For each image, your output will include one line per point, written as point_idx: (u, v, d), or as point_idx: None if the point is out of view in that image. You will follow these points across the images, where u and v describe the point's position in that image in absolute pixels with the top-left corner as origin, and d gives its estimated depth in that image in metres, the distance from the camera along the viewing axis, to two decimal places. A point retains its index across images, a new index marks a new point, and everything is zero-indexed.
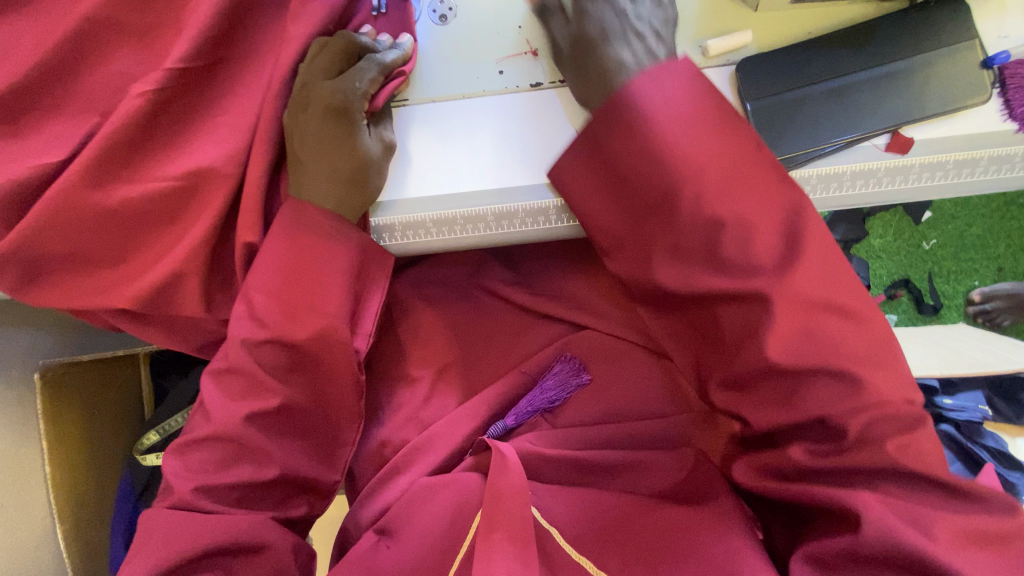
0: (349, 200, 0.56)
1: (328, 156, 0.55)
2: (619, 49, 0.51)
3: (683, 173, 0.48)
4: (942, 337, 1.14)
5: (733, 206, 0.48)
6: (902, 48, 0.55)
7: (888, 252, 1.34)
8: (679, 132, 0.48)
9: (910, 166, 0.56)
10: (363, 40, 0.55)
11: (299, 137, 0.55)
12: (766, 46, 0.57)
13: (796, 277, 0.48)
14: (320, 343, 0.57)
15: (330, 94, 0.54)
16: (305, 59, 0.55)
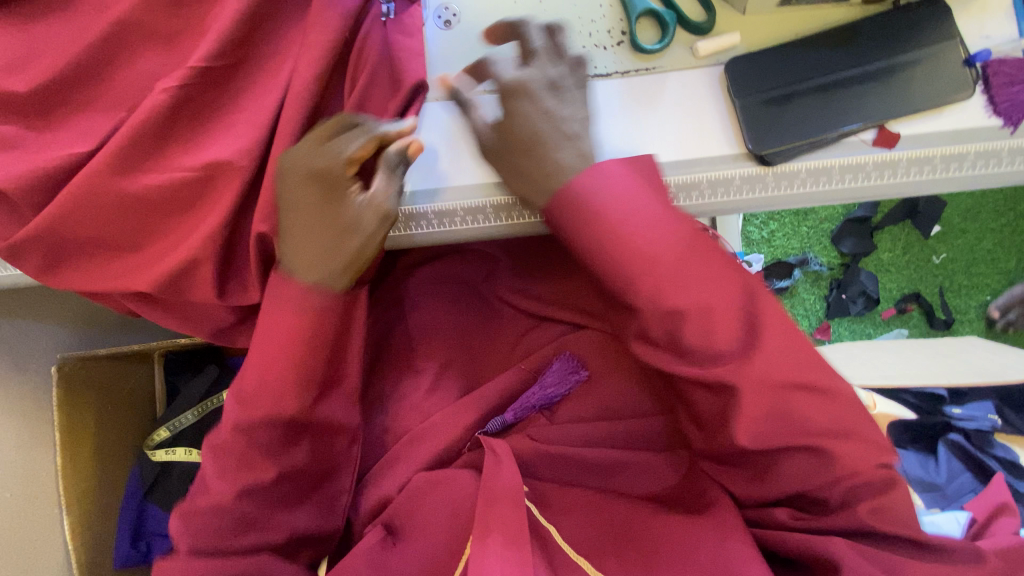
0: (336, 268, 0.54)
1: (319, 227, 0.53)
2: (555, 151, 0.52)
3: (639, 267, 0.49)
4: (955, 346, 1.11)
5: (689, 293, 0.49)
6: (885, 48, 0.57)
7: (898, 265, 1.34)
8: (629, 227, 0.50)
9: (897, 161, 0.58)
10: (358, 117, 0.53)
11: (293, 215, 0.53)
12: (754, 46, 0.60)
13: (757, 361, 0.49)
14: (334, 421, 0.61)
15: (316, 163, 0.51)
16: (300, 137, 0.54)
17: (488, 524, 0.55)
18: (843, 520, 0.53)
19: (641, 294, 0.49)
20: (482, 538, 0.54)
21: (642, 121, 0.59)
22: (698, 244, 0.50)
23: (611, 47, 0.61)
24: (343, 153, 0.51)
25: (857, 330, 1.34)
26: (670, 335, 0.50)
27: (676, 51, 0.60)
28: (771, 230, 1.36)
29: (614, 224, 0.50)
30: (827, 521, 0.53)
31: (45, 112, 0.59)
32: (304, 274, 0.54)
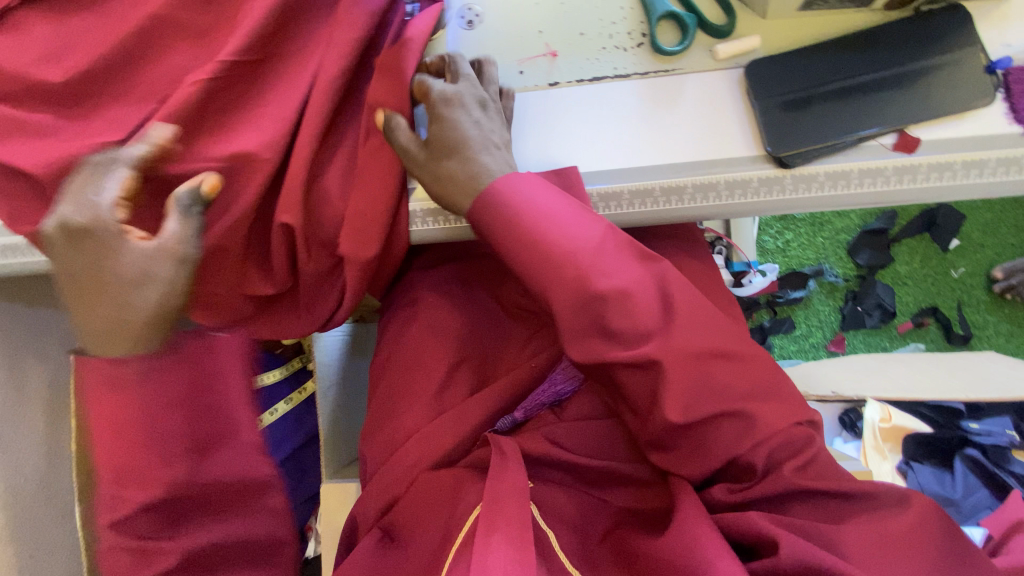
0: (134, 331, 0.51)
1: (100, 291, 0.51)
2: (480, 156, 0.56)
3: (562, 262, 0.52)
4: (975, 362, 1.08)
5: (606, 283, 0.52)
6: (905, 54, 0.57)
7: (915, 278, 1.32)
8: (545, 225, 0.53)
9: (918, 166, 0.58)
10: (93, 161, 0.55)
11: (66, 269, 0.52)
12: (774, 50, 0.60)
13: (677, 333, 0.53)
14: (229, 476, 0.56)
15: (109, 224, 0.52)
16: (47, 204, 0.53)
17: (494, 521, 0.53)
18: (778, 487, 0.52)
19: (561, 291, 0.52)
20: (487, 537, 0.52)
21: (659, 122, 0.60)
22: (612, 235, 0.54)
23: (630, 48, 0.62)
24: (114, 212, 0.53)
25: (873, 343, 1.31)
26: (595, 327, 0.52)
27: (696, 54, 0.61)
28: (786, 240, 1.36)
29: (530, 225, 0.53)
30: (758, 490, 0.53)
31: (78, 102, 0.60)
32: (100, 347, 0.51)
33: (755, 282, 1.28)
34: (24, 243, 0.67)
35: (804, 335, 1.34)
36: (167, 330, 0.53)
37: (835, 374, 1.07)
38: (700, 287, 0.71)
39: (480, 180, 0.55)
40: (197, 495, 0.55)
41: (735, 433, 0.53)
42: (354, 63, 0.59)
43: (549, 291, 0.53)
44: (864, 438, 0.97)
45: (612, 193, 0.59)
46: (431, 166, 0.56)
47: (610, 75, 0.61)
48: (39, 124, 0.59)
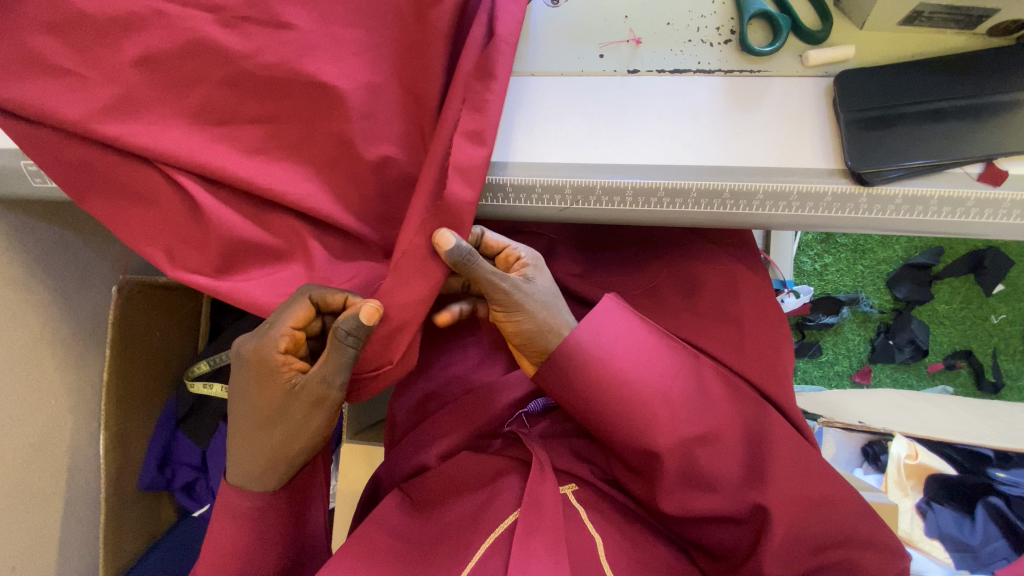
0: (270, 446, 0.54)
1: (248, 444, 0.54)
2: (561, 314, 0.58)
3: (643, 405, 0.57)
4: (1001, 412, 1.07)
5: (693, 425, 0.58)
6: (1006, 83, 0.55)
7: (953, 319, 1.29)
8: (635, 373, 0.57)
9: (1001, 200, 0.56)
10: (252, 349, 0.51)
11: (267, 434, 0.53)
12: (867, 62, 0.59)
13: (747, 492, 0.58)
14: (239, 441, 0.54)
15: (252, 349, 0.51)
16: (240, 360, 0.52)
17: (533, 527, 0.54)
18: None
19: (657, 439, 0.56)
20: (530, 540, 0.53)
21: (738, 123, 0.58)
22: (683, 371, 0.59)
23: (717, 44, 0.61)
24: (279, 363, 0.51)
25: (900, 379, 1.29)
26: (684, 468, 0.58)
27: (784, 59, 0.60)
28: (825, 263, 1.33)
29: (622, 371, 0.57)
30: None
31: (103, 25, 0.55)
32: (260, 463, 0.55)
33: (787, 303, 1.23)
34: (28, 164, 0.64)
35: (830, 362, 1.31)
36: (287, 461, 0.55)
37: (865, 410, 1.05)
38: (748, 298, 0.70)
39: (557, 330, 0.57)
40: (269, 474, 0.55)
41: (789, 475, 0.58)
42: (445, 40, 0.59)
43: (648, 438, 0.57)
44: (886, 472, 0.96)
45: (680, 190, 0.58)
46: (508, 298, 0.55)
47: (693, 69, 0.60)
48: (75, 39, 0.55)
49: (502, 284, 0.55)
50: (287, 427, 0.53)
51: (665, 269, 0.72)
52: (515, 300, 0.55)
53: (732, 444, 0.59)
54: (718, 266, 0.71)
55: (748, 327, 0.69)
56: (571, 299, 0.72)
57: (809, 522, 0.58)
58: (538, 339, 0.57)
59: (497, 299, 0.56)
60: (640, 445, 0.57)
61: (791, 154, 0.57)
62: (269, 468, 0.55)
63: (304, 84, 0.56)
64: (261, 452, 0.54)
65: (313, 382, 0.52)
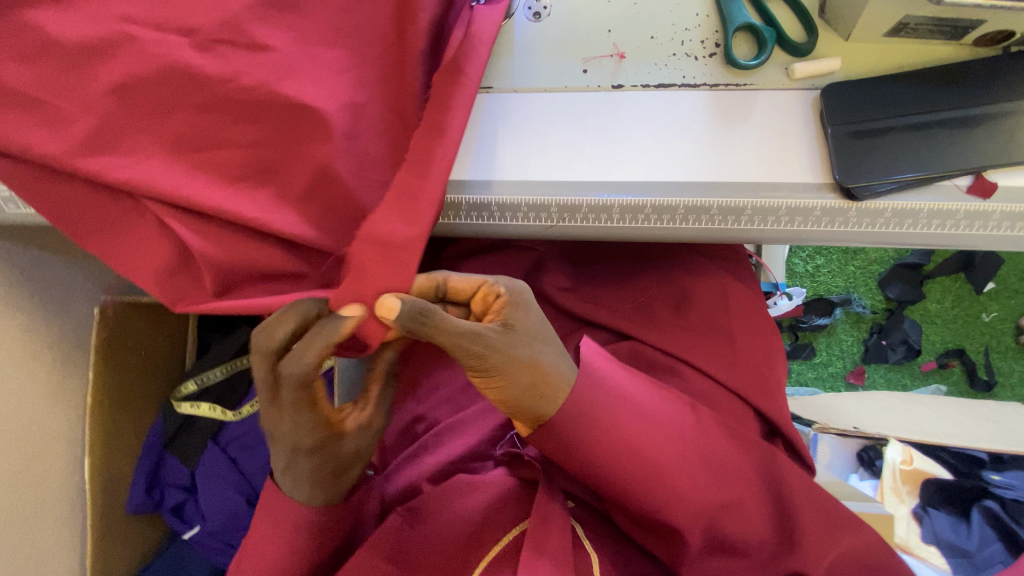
0: (339, 486, 0.53)
1: (322, 491, 0.52)
2: (551, 366, 0.53)
3: (659, 473, 0.55)
4: (993, 412, 1.07)
5: (715, 494, 0.56)
6: (992, 94, 0.54)
7: (944, 318, 1.29)
8: (647, 439, 0.55)
9: (990, 213, 0.55)
10: (299, 416, 0.48)
11: (340, 476, 0.52)
12: (853, 74, 0.58)
13: (790, 559, 0.57)
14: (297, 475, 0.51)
15: (300, 421, 0.48)
16: (284, 428, 0.49)
17: (538, 546, 0.54)
18: None
19: (675, 510, 0.55)
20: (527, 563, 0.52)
21: (724, 138, 0.57)
22: (692, 431, 0.58)
23: (702, 58, 0.60)
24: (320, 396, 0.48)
25: (893, 380, 1.28)
26: (706, 535, 0.57)
27: (770, 72, 0.59)
28: (816, 265, 1.33)
29: (633, 437, 0.55)
30: None
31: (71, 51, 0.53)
32: (334, 500, 0.54)
33: (780, 305, 1.23)
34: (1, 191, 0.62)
35: (824, 364, 1.31)
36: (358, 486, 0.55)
37: (858, 411, 1.06)
38: (739, 311, 0.70)
39: (547, 379, 0.52)
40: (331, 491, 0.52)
41: (816, 527, 0.57)
42: (426, 58, 0.58)
43: (664, 507, 0.55)
44: (882, 478, 0.97)
45: (667, 207, 0.57)
46: (488, 360, 0.50)
47: (678, 83, 0.59)
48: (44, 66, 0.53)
49: (476, 347, 0.49)
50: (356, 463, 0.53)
51: (655, 281, 0.71)
52: (481, 357, 0.50)
53: (762, 501, 0.59)
54: (708, 279, 0.71)
55: (739, 340, 0.68)
56: (561, 314, 0.71)
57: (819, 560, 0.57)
58: (524, 399, 0.52)
59: (472, 363, 0.50)
60: (657, 515, 0.56)
61: (779, 169, 0.56)
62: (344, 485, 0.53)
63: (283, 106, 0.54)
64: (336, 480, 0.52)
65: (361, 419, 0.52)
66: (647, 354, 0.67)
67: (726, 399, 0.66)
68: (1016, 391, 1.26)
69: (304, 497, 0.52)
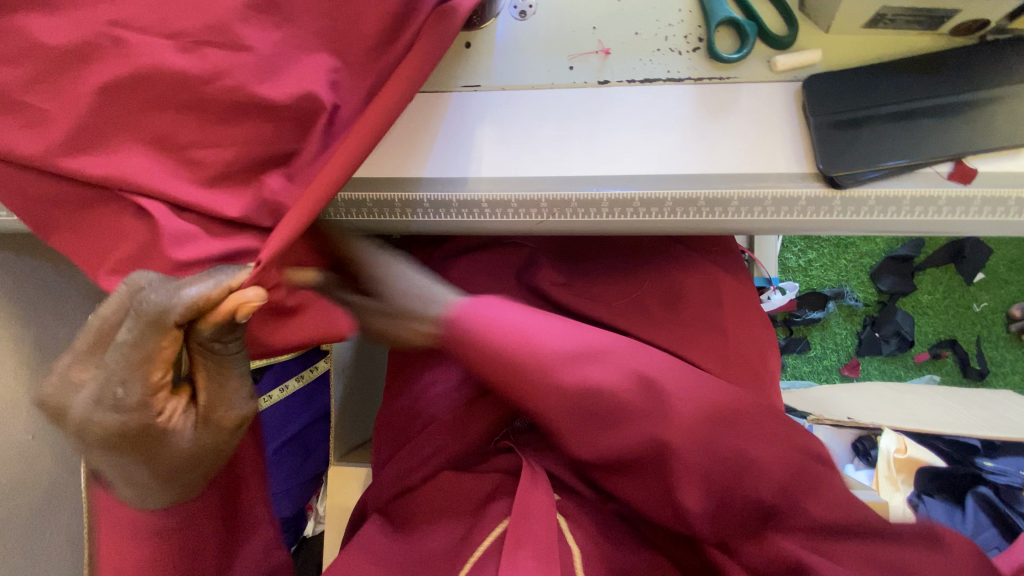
0: (174, 472, 0.52)
1: (154, 474, 0.51)
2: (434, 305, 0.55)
3: (478, 354, 0.51)
4: (984, 400, 1.08)
5: (597, 372, 0.51)
6: (969, 81, 0.55)
7: (936, 309, 1.30)
8: (525, 325, 0.52)
9: (972, 198, 0.56)
10: (116, 385, 0.47)
11: (168, 459, 0.51)
12: (835, 65, 0.59)
13: (668, 426, 0.50)
14: (128, 462, 0.50)
15: (114, 388, 0.48)
16: (104, 398, 0.48)
17: (521, 539, 0.53)
18: None
19: (542, 390, 0.50)
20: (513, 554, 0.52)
21: (709, 131, 0.58)
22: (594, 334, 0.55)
23: (685, 53, 0.61)
24: (153, 371, 0.49)
25: (888, 371, 1.29)
26: (591, 416, 0.50)
27: (752, 65, 0.60)
28: (808, 259, 1.34)
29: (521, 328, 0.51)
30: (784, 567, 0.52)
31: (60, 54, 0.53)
32: (169, 491, 0.52)
33: (773, 299, 1.24)
34: None
35: (818, 357, 1.32)
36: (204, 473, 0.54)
37: (852, 402, 1.07)
38: (729, 303, 0.71)
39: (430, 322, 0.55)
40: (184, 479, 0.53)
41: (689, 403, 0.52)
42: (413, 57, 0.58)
43: (529, 395, 0.50)
44: (877, 468, 0.96)
45: (655, 199, 0.58)
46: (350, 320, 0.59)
47: (663, 78, 0.60)
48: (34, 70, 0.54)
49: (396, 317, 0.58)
50: (197, 445, 0.52)
51: (646, 275, 0.72)
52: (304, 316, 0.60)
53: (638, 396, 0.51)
54: (698, 272, 0.72)
55: (729, 332, 0.69)
56: (552, 308, 0.70)
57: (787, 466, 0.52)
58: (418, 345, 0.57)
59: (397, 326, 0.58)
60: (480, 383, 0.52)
61: (763, 158, 0.57)
62: (188, 484, 0.54)
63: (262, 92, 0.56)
64: (168, 474, 0.52)
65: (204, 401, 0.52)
66: None
67: None
68: (1009, 380, 1.27)
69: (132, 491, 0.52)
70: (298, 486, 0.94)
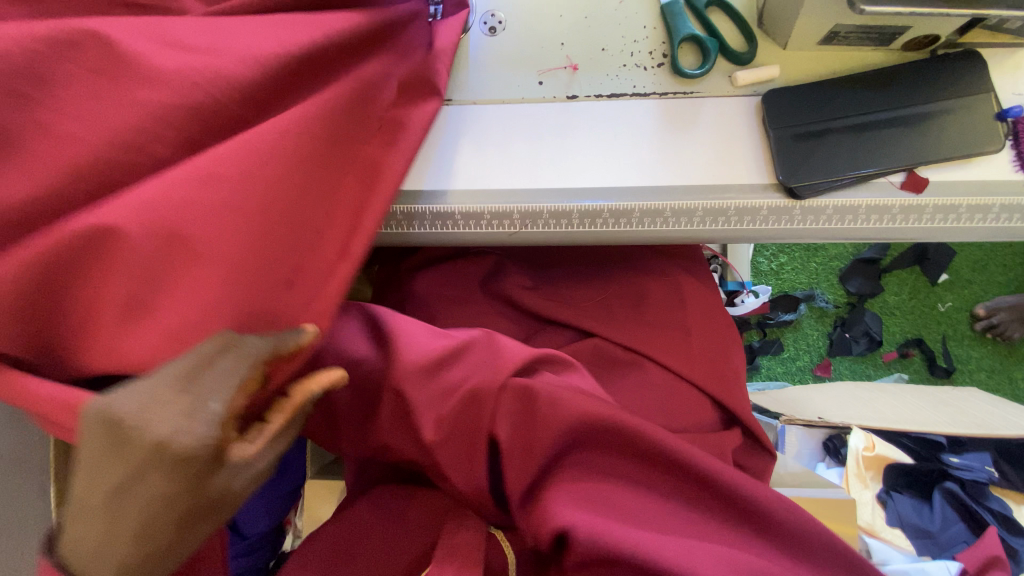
0: (167, 550, 0.37)
1: (143, 543, 0.36)
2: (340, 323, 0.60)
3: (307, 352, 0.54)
4: (948, 397, 1.12)
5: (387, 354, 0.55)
6: (920, 95, 0.58)
7: (903, 309, 1.34)
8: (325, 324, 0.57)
9: (924, 206, 0.58)
10: (199, 426, 0.33)
11: (180, 534, 0.37)
12: (793, 80, 0.61)
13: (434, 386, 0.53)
14: (136, 517, 0.35)
15: (181, 424, 0.33)
16: (160, 433, 0.33)
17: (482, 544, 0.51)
18: None
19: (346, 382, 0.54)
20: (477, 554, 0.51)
21: (676, 143, 0.60)
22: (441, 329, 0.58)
23: (651, 68, 0.63)
24: (241, 404, 0.36)
25: (858, 371, 1.32)
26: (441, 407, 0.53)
27: (715, 80, 0.62)
28: (780, 263, 1.38)
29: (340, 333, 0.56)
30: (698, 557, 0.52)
31: None
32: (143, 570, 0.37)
33: (746, 303, 1.26)
34: None
35: (791, 358, 1.35)
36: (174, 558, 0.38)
37: (823, 402, 1.10)
38: (699, 309, 0.73)
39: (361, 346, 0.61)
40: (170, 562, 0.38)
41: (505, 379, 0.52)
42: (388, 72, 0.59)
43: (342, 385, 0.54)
44: (846, 466, 0.99)
45: (624, 211, 0.59)
46: None
47: (629, 92, 0.62)
48: None
49: None
50: (217, 521, 0.38)
51: (619, 282, 0.73)
52: None
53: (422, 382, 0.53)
54: (669, 279, 0.73)
55: (700, 337, 0.71)
56: (527, 316, 0.72)
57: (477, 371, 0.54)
58: None
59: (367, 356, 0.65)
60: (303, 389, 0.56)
61: (724, 170, 0.59)
62: (157, 548, 0.36)
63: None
64: (169, 518, 0.35)
65: (256, 470, 0.38)
66: (613, 353, 0.69)
67: (687, 394, 0.68)
68: (973, 376, 1.31)
69: (97, 544, 0.36)
70: (272, 501, 0.93)
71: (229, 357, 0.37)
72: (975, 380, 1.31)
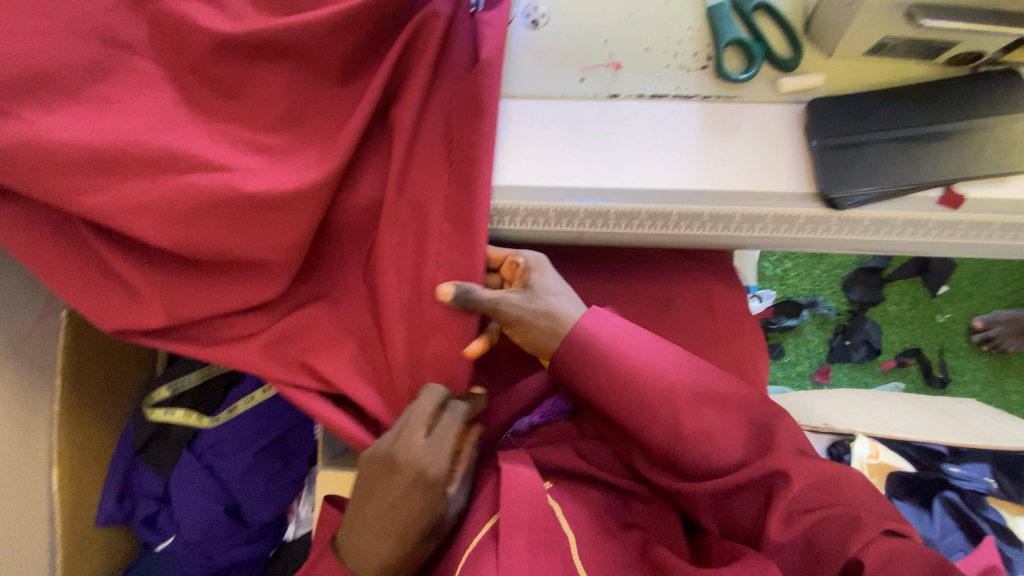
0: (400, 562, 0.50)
1: (385, 548, 0.50)
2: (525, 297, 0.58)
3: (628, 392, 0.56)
4: (947, 408, 1.14)
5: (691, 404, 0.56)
6: (962, 111, 0.58)
7: (903, 319, 1.36)
8: (633, 352, 0.57)
9: (959, 222, 0.59)
10: (443, 455, 0.52)
11: (410, 547, 0.50)
12: (836, 90, 0.61)
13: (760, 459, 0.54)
14: (377, 520, 0.51)
15: (432, 451, 0.52)
16: (417, 456, 0.51)
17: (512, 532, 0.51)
18: None
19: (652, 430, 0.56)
20: (508, 543, 0.50)
21: (717, 147, 0.60)
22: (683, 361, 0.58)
23: (694, 70, 0.62)
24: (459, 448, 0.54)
25: (856, 378, 1.34)
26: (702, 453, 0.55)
27: (759, 85, 0.62)
28: (785, 268, 1.38)
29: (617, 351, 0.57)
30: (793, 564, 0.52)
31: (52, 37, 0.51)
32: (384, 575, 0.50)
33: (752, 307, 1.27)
34: None
35: (792, 363, 1.36)
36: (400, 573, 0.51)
37: (826, 407, 1.10)
38: (721, 314, 0.73)
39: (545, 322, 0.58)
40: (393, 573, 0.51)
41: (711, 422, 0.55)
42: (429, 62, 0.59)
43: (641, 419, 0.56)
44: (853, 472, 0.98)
45: (661, 213, 0.60)
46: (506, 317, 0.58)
47: (671, 94, 0.62)
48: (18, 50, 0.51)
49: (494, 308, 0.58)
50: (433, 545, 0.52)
51: (642, 283, 0.73)
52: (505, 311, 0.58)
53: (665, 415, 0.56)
54: (692, 283, 0.73)
55: (722, 341, 0.71)
56: None
57: (700, 370, 0.58)
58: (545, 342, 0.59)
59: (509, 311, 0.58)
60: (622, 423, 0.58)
61: (766, 174, 0.59)
62: (402, 556, 0.50)
63: (255, 87, 0.58)
64: (410, 530, 0.50)
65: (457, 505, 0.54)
66: None
67: None
68: (967, 388, 1.33)
69: (362, 545, 0.51)
70: (279, 488, 0.97)
71: (448, 415, 0.55)
72: (969, 392, 1.33)
